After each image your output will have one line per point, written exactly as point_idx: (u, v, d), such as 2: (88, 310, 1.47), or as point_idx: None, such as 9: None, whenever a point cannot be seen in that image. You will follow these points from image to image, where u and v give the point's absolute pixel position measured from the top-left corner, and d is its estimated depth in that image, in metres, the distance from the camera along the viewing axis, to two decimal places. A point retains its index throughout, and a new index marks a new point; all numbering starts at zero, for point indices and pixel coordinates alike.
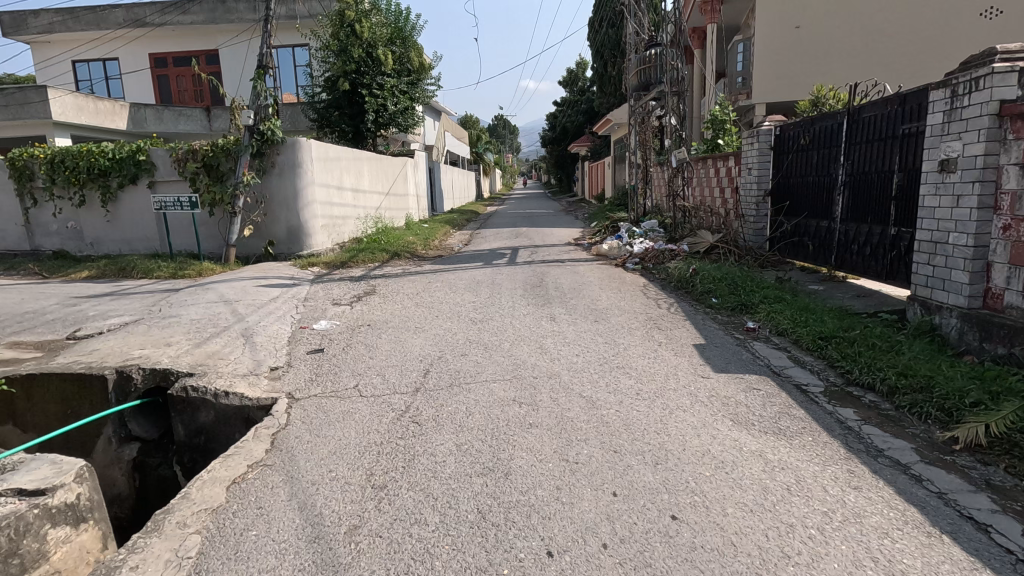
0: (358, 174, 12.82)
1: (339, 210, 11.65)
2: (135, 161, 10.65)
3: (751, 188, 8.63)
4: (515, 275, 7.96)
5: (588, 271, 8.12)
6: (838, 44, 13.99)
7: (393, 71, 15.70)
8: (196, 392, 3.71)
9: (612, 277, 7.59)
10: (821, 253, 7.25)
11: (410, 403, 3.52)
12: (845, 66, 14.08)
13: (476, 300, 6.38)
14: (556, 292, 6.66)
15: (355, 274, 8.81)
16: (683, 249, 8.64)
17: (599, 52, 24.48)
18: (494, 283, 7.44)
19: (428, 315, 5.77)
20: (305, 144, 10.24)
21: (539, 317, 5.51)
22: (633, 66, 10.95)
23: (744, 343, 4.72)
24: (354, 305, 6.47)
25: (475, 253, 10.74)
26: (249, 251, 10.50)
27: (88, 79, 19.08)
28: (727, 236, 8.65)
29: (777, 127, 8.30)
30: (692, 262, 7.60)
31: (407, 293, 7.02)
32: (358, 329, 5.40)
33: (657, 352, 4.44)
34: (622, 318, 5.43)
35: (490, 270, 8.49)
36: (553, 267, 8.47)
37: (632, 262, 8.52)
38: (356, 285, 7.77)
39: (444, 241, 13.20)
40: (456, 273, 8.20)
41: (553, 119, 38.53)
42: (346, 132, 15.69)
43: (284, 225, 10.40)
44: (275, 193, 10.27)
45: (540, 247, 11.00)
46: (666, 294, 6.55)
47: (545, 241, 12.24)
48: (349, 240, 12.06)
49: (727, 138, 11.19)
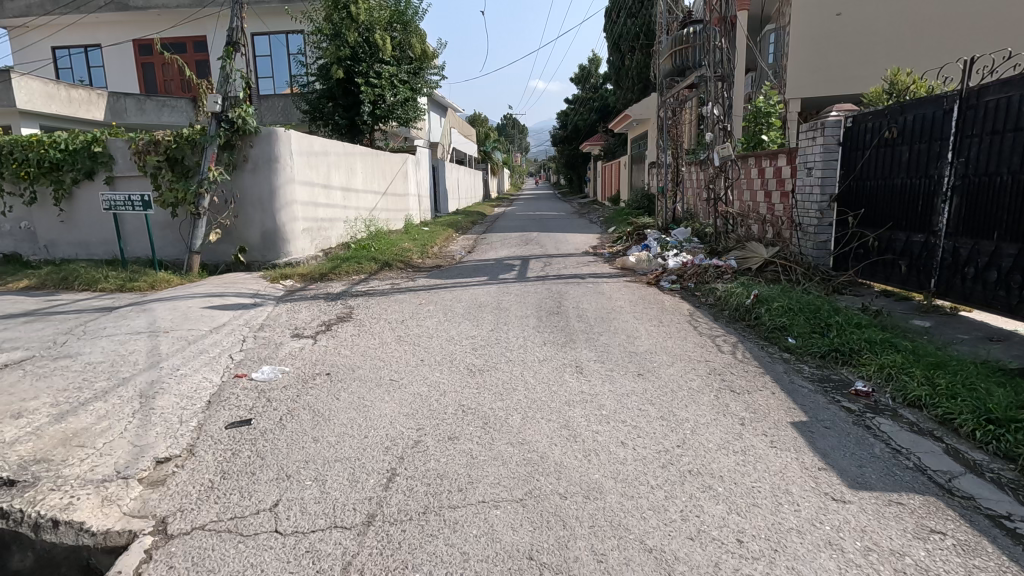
0: (348, 171, 11.41)
1: (324, 212, 10.22)
2: (90, 153, 9.26)
3: (812, 192, 7.09)
4: (526, 295, 6.48)
5: (616, 291, 6.63)
6: (892, 33, 12.30)
7: (393, 58, 14.23)
8: (6, 520, 2.31)
9: (648, 302, 6.08)
10: (917, 275, 5.72)
11: (350, 561, 2.05)
12: (897, 58, 12.42)
13: (477, 334, 4.90)
14: (579, 324, 5.18)
15: (334, 289, 7.38)
16: (731, 264, 7.08)
17: (616, 45, 23.04)
18: (502, 306, 5.97)
19: (411, 359, 4.30)
20: (283, 135, 8.84)
21: (559, 366, 4.03)
22: (665, 49, 9.38)
23: (865, 422, 3.20)
24: (319, 338, 5.02)
25: (479, 263, 9.26)
26: (217, 258, 9.07)
27: (68, 67, 17.83)
28: (782, 250, 7.10)
29: (850, 117, 6.75)
30: (748, 284, 6.07)
31: (390, 320, 5.55)
32: (311, 380, 3.94)
33: (742, 438, 2.95)
34: (674, 371, 3.95)
35: (495, 288, 7.00)
36: (572, 285, 6.98)
37: (667, 281, 7.01)
38: (330, 307, 6.29)
39: (444, 247, 11.75)
40: (453, 293, 6.75)
41: (564, 116, 36.91)
42: (340, 125, 14.29)
43: (258, 228, 8.96)
44: (248, 191, 8.85)
45: (555, 257, 9.50)
46: (723, 329, 5.05)
47: (559, 249, 10.76)
48: (336, 245, 10.62)
49: (772, 134, 9.59)
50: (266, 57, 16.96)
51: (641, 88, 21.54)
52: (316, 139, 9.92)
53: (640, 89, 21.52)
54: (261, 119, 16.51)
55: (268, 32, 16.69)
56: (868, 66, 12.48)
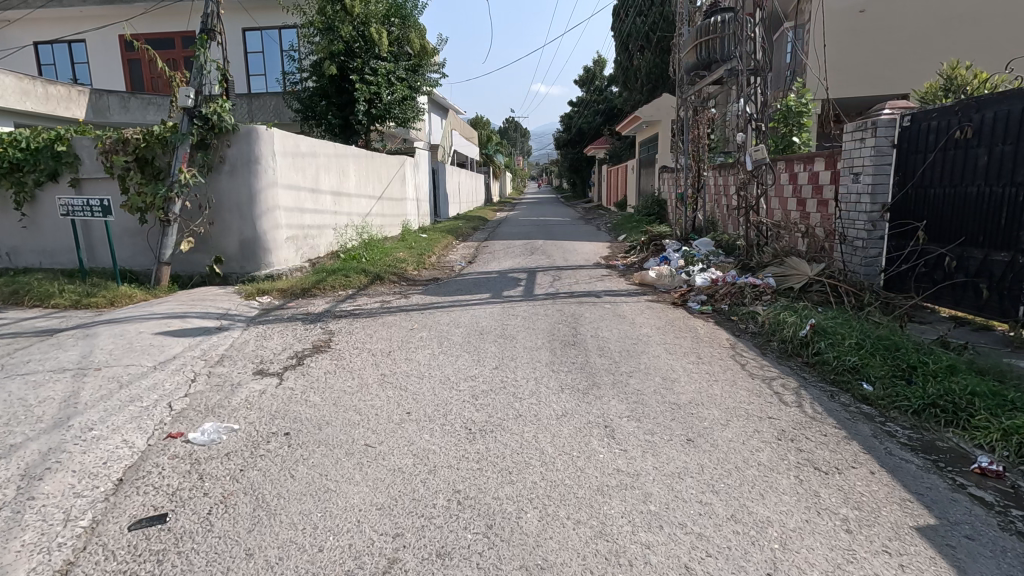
0: (339, 174, 10.59)
1: (312, 218, 9.37)
2: (53, 153, 8.38)
3: (861, 201, 6.20)
4: (536, 319, 5.59)
5: (640, 315, 5.73)
6: (924, 31, 11.42)
7: (390, 54, 13.39)
8: None
9: (678, 329, 5.20)
10: (1000, 302, 4.86)
11: None
12: (930, 59, 11.54)
13: (478, 374, 4.01)
14: (602, 359, 4.30)
15: (316, 308, 6.50)
16: (769, 283, 6.19)
17: (625, 45, 22.27)
18: (507, 332, 5.09)
19: (396, 412, 3.41)
20: (265, 133, 7.99)
21: (583, 427, 3.14)
22: (686, 42, 8.50)
23: (1017, 527, 2.30)
24: (286, 377, 4.14)
25: (481, 276, 8.38)
26: (190, 268, 8.18)
27: (51, 63, 17.04)
28: (829, 267, 6.21)
29: (907, 114, 5.85)
30: (795, 309, 5.18)
31: (374, 353, 4.67)
32: (262, 444, 3.04)
33: (857, 561, 2.06)
34: (731, 436, 3.05)
35: (499, 308, 6.13)
36: (587, 306, 6.10)
37: (696, 302, 6.13)
38: (307, 333, 5.42)
39: (443, 256, 10.87)
40: (451, 314, 5.88)
41: (568, 119, 36.10)
42: (334, 125, 13.45)
43: (236, 237, 8.08)
44: (225, 195, 7.98)
45: (565, 270, 8.61)
46: (777, 369, 4.16)
47: (568, 259, 9.87)
48: (326, 254, 9.78)
49: (804, 136, 8.72)
50: (259, 53, 16.17)
51: (649, 89, 20.72)
52: (303, 139, 9.09)
53: (649, 90, 20.67)
54: (252, 118, 15.69)
55: (259, 28, 15.90)
56: (899, 66, 11.58)
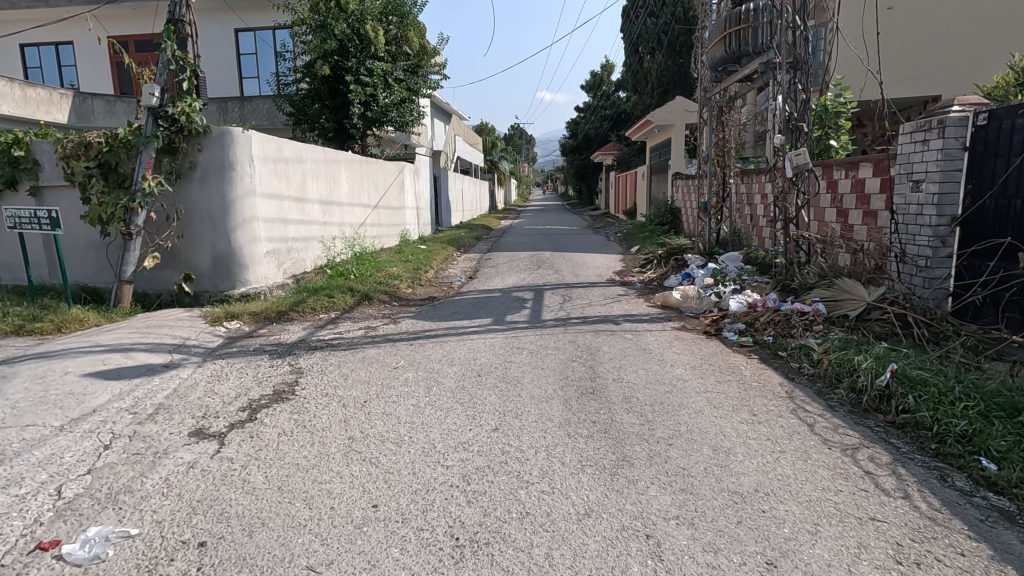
0: (329, 182, 9.80)
1: (296, 230, 8.53)
2: (8, 157, 7.48)
3: (923, 214, 5.28)
4: (545, 354, 4.68)
5: (669, 350, 4.81)
6: (958, 29, 10.50)
7: (387, 54, 12.61)
8: None
9: (718, 371, 4.27)
10: None
11: None
12: (965, 59, 10.61)
13: (473, 441, 3.11)
14: (630, 416, 3.41)
15: (291, 337, 5.63)
16: (818, 309, 5.27)
17: (635, 48, 21.50)
18: (512, 374, 4.20)
19: (358, 506, 2.52)
20: (241, 136, 7.15)
21: (614, 538, 2.25)
22: (712, 35, 7.60)
23: None
24: (229, 441, 3.26)
25: (482, 296, 7.48)
26: (158, 286, 7.35)
27: (38, 66, 16.37)
28: (890, 291, 5.28)
29: (983, 111, 4.90)
30: (861, 348, 4.27)
31: (346, 402, 3.79)
32: (161, 566, 2.15)
33: None
34: (829, 557, 2.13)
35: (503, 339, 5.23)
36: (605, 337, 5.20)
37: (732, 332, 5.23)
38: (273, 371, 4.54)
39: (441, 270, 10.00)
40: (445, 347, 4.99)
41: (574, 125, 35.32)
42: (327, 129, 12.68)
43: (208, 251, 7.24)
44: (196, 205, 7.15)
45: (576, 288, 7.71)
46: (857, 433, 3.23)
47: (578, 275, 8.98)
48: (313, 269, 8.95)
49: (842, 139, 7.81)
50: (251, 55, 15.54)
51: (660, 92, 19.89)
52: (285, 143, 8.29)
53: (660, 94, 19.83)
54: (244, 123, 14.95)
55: (251, 29, 15.24)
56: (930, 68, 10.66)
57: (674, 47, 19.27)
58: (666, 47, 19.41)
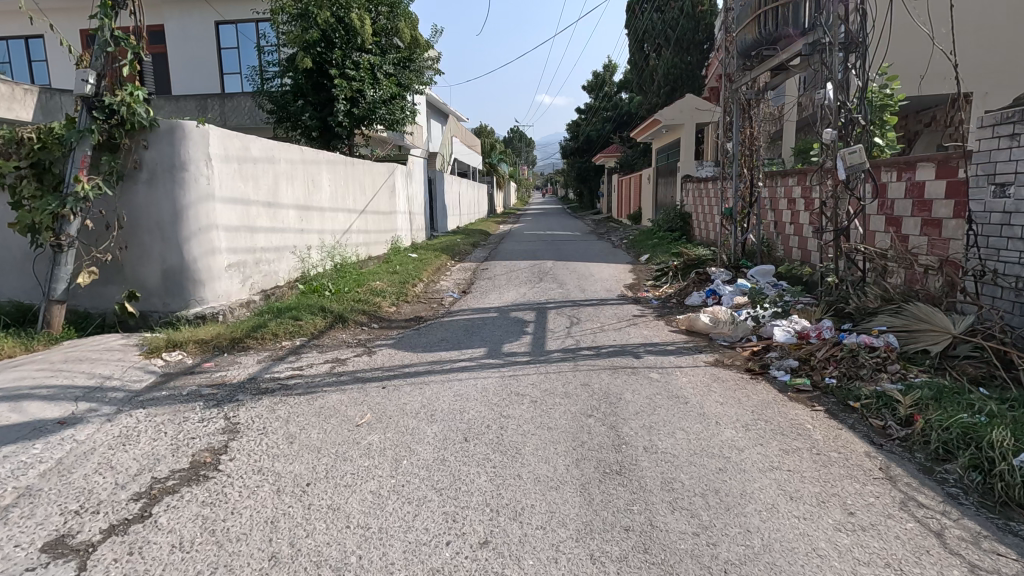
0: (307, 185, 8.82)
1: (265, 239, 7.53)
2: None
3: (1012, 225, 4.21)
4: (552, 406, 3.66)
5: (708, 400, 3.78)
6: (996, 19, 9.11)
7: (375, 46, 11.62)
8: None
9: (779, 434, 3.24)
10: None
11: None
12: None
13: (450, 571, 2.10)
14: (675, 517, 2.41)
15: (240, 373, 4.62)
16: (888, 343, 4.25)
17: (641, 44, 20.57)
18: (510, 440, 3.17)
19: None
20: (195, 130, 6.16)
21: None
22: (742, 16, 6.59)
23: None
24: (99, 559, 2.24)
25: (476, 316, 6.48)
26: (101, 304, 6.38)
27: (6, 61, 15.36)
28: (979, 320, 4.23)
29: None
30: (964, 406, 3.25)
31: (284, 485, 2.79)
32: None
33: None
34: None
35: (499, 379, 4.21)
36: (625, 377, 4.19)
37: (782, 372, 4.23)
38: (202, 427, 3.51)
39: (432, 284, 8.98)
40: (425, 391, 4.01)
41: (575, 127, 34.42)
42: (310, 128, 11.67)
43: (157, 265, 6.23)
44: (142, 211, 6.15)
45: (584, 308, 6.70)
46: (1013, 554, 2.20)
47: (586, 289, 7.97)
48: (286, 283, 7.96)
49: (889, 136, 6.78)
50: (232, 49, 14.77)
51: (668, 91, 18.93)
52: (254, 141, 7.33)
53: (667, 92, 18.94)
54: (224, 121, 13.94)
55: (232, 22, 14.52)
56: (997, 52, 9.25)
57: (682, 44, 18.40)
58: (674, 44, 18.54)
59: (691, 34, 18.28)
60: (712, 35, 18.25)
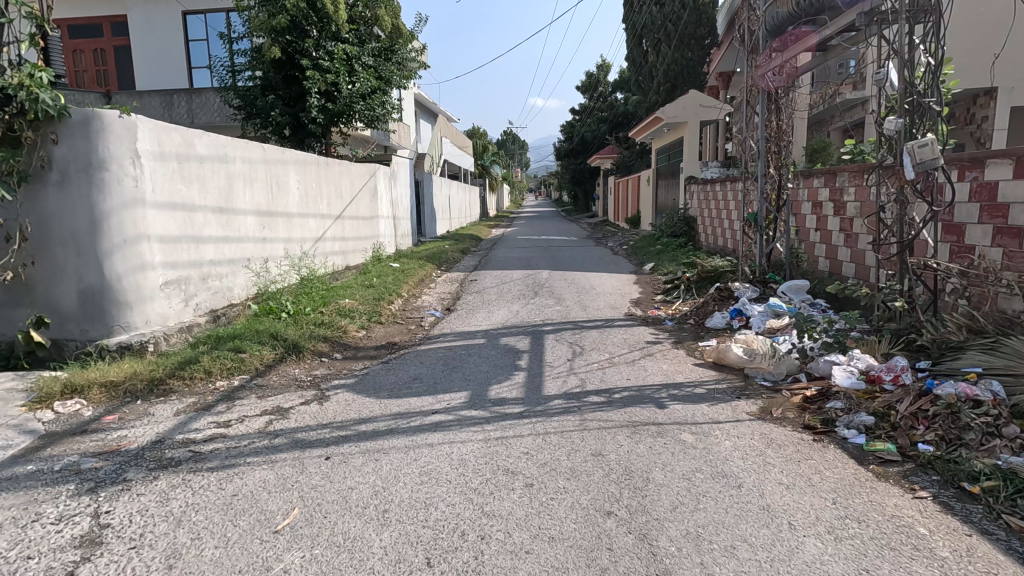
0: (270, 188, 7.75)
1: (215, 251, 6.45)
2: None
3: None
4: (554, 495, 2.63)
5: (769, 481, 2.75)
6: None
7: (351, 35, 10.57)
8: None
9: (887, 550, 2.21)
10: None
11: None
12: None
13: None
14: None
15: (146, 433, 3.54)
16: (991, 392, 3.20)
17: (639, 40, 19.72)
18: (495, 567, 2.12)
19: None
20: (117, 122, 5.10)
21: None
22: None
23: None
24: None
25: (460, 344, 5.44)
26: (8, 330, 5.32)
27: None
28: None
29: None
30: None
31: None
32: None
33: None
34: None
35: (482, 447, 3.15)
36: (649, 441, 3.18)
37: (853, 432, 3.22)
38: (52, 535, 2.44)
39: (412, 299, 7.94)
40: (382, 466, 2.98)
41: (568, 127, 33.48)
42: (281, 124, 10.59)
43: (72, 284, 5.15)
44: (53, 219, 5.07)
45: (587, 332, 5.67)
46: None
47: (588, 307, 6.94)
48: (241, 302, 6.86)
49: None
50: (201, 41, 13.72)
51: (668, 88, 18.03)
52: (200, 137, 6.26)
53: (667, 90, 18.02)
54: (191, 118, 12.84)
55: (201, 11, 13.47)
56: None
57: (683, 39, 17.56)
58: (674, 39, 17.64)
59: (692, 29, 17.39)
60: (714, 30, 17.39)
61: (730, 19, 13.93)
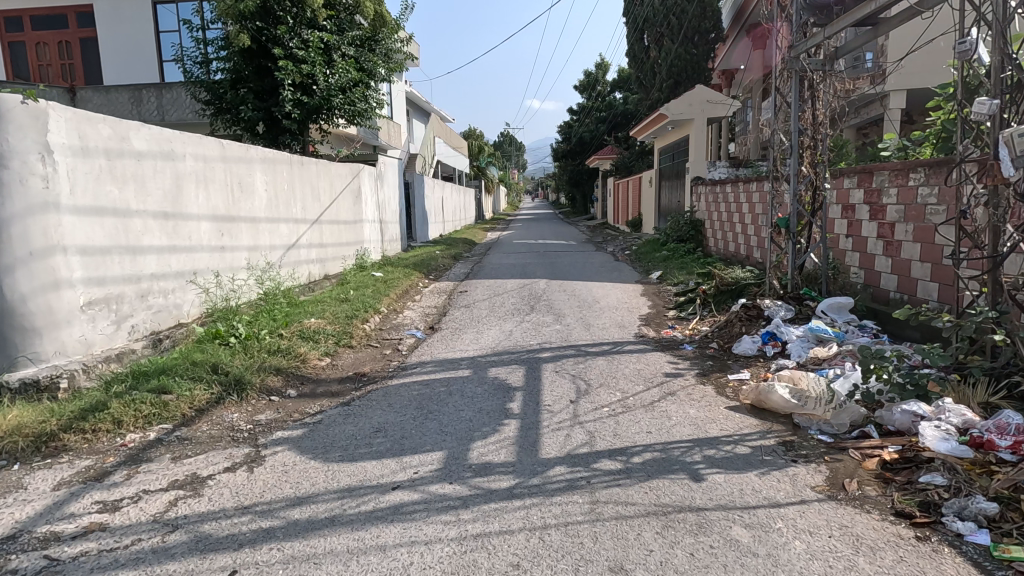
0: (230, 190, 6.81)
1: (156, 262, 5.51)
2: None
3: None
4: None
5: None
6: None
7: (329, 22, 9.65)
8: None
9: None
10: None
11: None
12: None
13: None
14: None
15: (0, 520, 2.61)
16: None
17: (641, 35, 18.83)
18: None
19: None
20: (18, 109, 4.18)
21: None
22: None
23: None
24: None
25: (440, 376, 4.51)
26: None
27: None
28: None
29: None
30: None
31: None
32: None
33: None
34: None
35: (454, 554, 2.23)
36: (689, 542, 2.27)
37: (970, 527, 2.31)
38: None
39: (391, 315, 7.02)
40: None
41: (566, 128, 32.54)
42: (252, 121, 9.68)
43: None
44: None
45: (593, 361, 4.75)
46: None
47: (593, 326, 6.03)
48: (191, 320, 5.92)
49: None
50: (174, 32, 12.78)
51: (671, 84, 17.15)
52: (137, 130, 5.33)
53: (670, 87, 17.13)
54: (162, 115, 11.92)
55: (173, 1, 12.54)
56: None
57: (687, 33, 16.69)
58: (679, 33, 16.75)
59: (697, 22, 16.52)
60: (720, 23, 16.52)
61: (739, 9, 13.07)
